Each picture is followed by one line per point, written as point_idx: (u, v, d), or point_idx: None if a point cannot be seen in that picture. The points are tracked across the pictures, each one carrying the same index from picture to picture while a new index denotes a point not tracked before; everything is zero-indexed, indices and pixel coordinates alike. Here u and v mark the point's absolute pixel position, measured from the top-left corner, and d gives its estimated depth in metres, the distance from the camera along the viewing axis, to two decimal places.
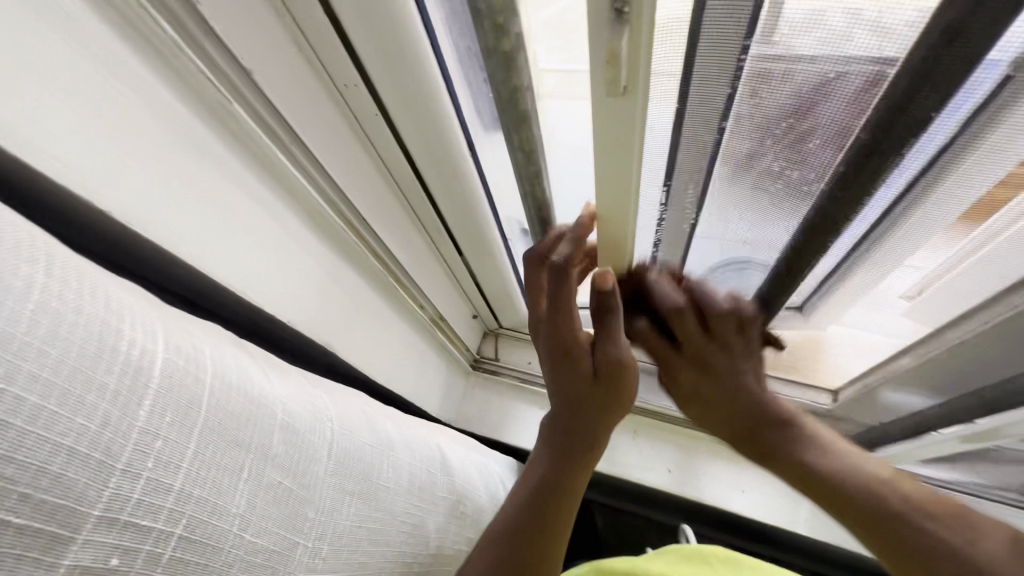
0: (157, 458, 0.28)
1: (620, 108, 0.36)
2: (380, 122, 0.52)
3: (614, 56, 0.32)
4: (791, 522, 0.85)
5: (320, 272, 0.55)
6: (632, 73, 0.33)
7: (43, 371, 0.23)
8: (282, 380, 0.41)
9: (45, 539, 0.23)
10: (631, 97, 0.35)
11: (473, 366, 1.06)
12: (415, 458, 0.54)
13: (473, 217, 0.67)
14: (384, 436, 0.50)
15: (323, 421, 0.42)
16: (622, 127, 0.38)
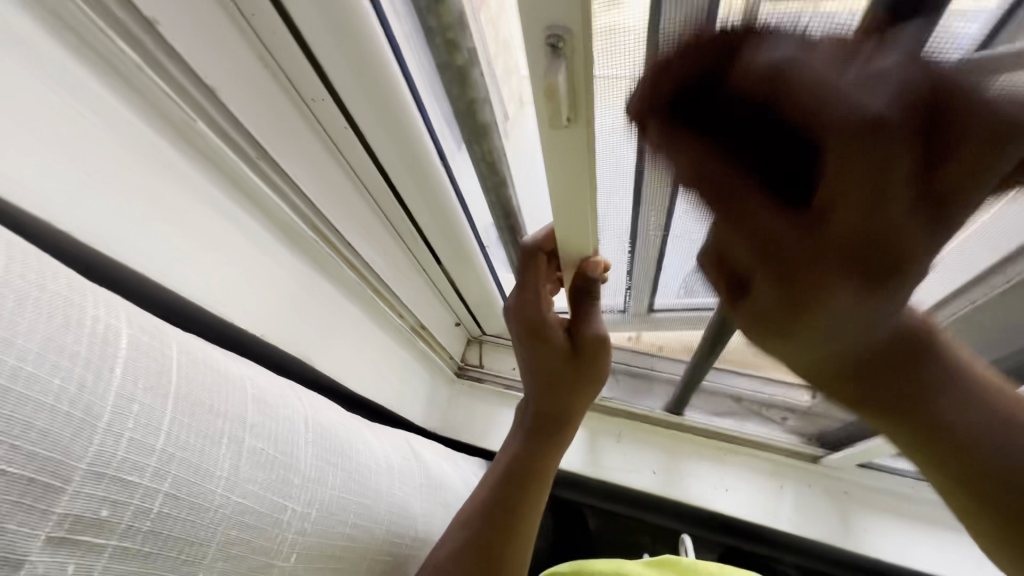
0: (136, 420, 0.26)
1: (566, 143, 0.35)
2: (352, 136, 0.52)
3: (552, 90, 0.31)
4: (775, 519, 0.87)
5: (296, 286, 0.55)
6: (574, 106, 0.33)
7: (17, 336, 0.22)
8: (260, 375, 0.40)
9: (36, 488, 0.22)
10: (576, 130, 0.34)
11: (457, 373, 1.06)
12: (396, 462, 0.54)
13: (450, 225, 0.67)
14: (365, 439, 0.50)
15: (304, 415, 0.41)
16: (571, 163, 0.37)
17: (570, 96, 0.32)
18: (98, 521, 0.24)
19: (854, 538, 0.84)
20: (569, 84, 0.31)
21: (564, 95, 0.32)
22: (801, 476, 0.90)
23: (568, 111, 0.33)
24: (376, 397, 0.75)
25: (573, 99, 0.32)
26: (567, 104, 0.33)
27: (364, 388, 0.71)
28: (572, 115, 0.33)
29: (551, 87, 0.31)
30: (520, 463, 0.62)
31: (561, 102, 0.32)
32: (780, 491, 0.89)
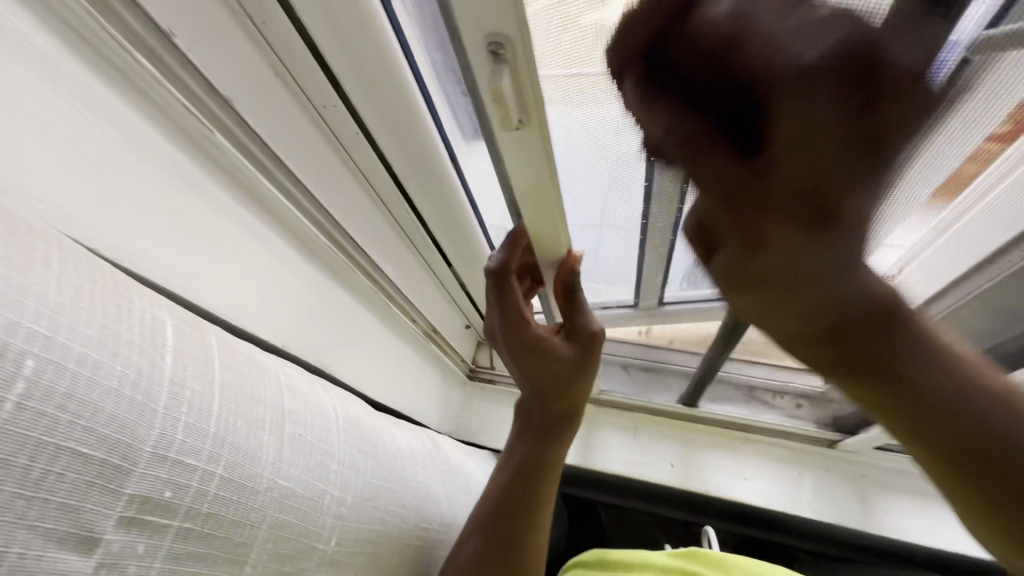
0: (190, 404, 0.27)
1: (524, 144, 0.36)
2: (363, 142, 0.53)
3: (500, 95, 0.32)
4: (796, 505, 0.87)
5: (310, 292, 0.55)
6: (522, 107, 0.34)
7: (79, 325, 0.23)
8: (292, 371, 0.40)
9: (109, 469, 0.23)
10: (530, 131, 0.35)
11: (469, 375, 1.06)
12: (423, 458, 0.54)
13: (460, 225, 0.68)
14: (392, 435, 0.50)
15: (333, 406, 0.41)
16: (532, 162, 0.38)
17: (520, 103, 0.33)
18: (163, 502, 0.25)
19: (877, 522, 0.83)
20: (520, 90, 0.33)
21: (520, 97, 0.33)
22: (818, 462, 0.90)
23: (519, 115, 0.34)
24: (392, 400, 0.76)
25: (523, 104, 0.33)
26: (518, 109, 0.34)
27: (381, 391, 0.72)
28: (523, 117, 0.34)
29: (498, 93, 0.32)
30: (522, 467, 0.60)
31: (512, 107, 0.33)
32: (799, 478, 0.89)
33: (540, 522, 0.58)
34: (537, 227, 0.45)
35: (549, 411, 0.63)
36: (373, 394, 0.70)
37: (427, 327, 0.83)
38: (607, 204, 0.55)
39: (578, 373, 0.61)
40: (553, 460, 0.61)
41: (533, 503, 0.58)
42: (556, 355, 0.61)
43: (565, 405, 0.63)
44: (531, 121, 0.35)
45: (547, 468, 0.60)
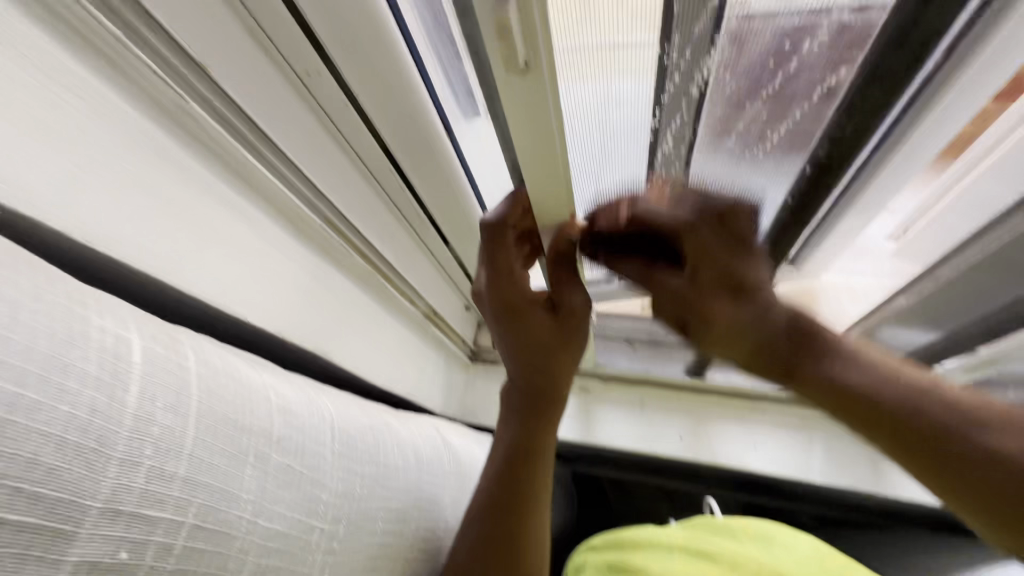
0: (156, 445, 0.24)
1: (526, 91, 0.32)
2: (352, 115, 0.49)
3: (505, 30, 0.28)
4: (806, 472, 0.86)
5: (307, 275, 0.52)
6: (531, 48, 0.29)
7: (16, 361, 0.20)
8: (283, 378, 0.37)
9: (46, 535, 0.20)
10: (535, 77, 0.31)
11: (471, 357, 1.04)
12: (426, 450, 0.52)
13: (457, 199, 0.64)
14: (395, 430, 0.47)
15: (323, 410, 0.37)
16: (533, 111, 0.34)
17: (528, 44, 0.29)
18: (118, 565, 0.22)
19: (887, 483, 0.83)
20: (526, 32, 0.29)
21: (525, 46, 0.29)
22: (828, 427, 0.89)
23: (526, 58, 0.30)
24: (396, 386, 0.74)
25: (532, 46, 0.29)
26: (524, 51, 0.30)
27: (382, 380, 0.69)
28: (530, 60, 0.30)
29: (502, 27, 0.28)
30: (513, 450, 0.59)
31: (518, 49, 0.29)
32: (808, 447, 0.88)
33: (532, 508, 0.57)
34: (541, 189, 0.42)
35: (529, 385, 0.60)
36: (374, 382, 0.68)
37: (427, 309, 0.80)
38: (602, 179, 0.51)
39: (566, 347, 0.59)
40: (544, 440, 0.60)
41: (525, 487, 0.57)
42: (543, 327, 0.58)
43: (546, 377, 0.60)
44: (538, 70, 0.31)
45: (537, 450, 0.59)
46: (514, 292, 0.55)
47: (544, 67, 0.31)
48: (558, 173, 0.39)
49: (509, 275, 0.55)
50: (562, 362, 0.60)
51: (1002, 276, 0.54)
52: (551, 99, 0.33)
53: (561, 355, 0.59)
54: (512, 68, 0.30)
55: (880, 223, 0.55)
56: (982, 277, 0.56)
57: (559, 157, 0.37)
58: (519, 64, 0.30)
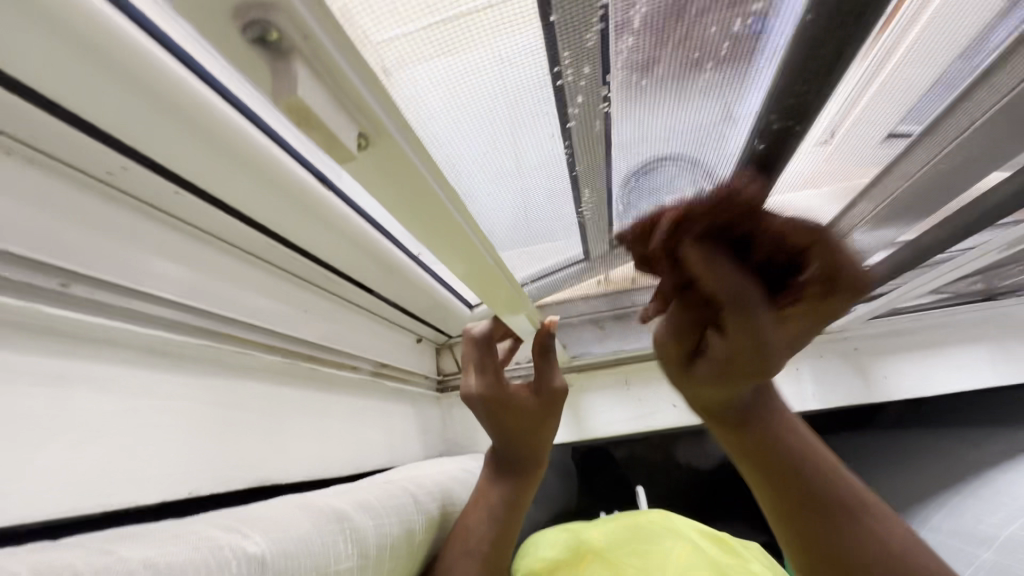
0: None
1: (380, 165, 0.24)
2: (188, 199, 0.39)
3: (308, 116, 0.19)
4: (803, 401, 0.85)
5: (204, 404, 0.42)
6: (362, 115, 0.21)
7: None
8: (147, 540, 0.27)
9: None
10: (385, 145, 0.23)
11: (439, 389, 0.97)
12: (396, 529, 0.46)
13: (363, 246, 0.54)
14: (349, 518, 0.40)
15: (243, 548, 0.30)
16: (404, 181, 0.25)
17: (355, 109, 0.20)
18: None
19: (879, 387, 0.83)
20: (342, 96, 0.20)
21: (348, 118, 0.20)
22: (811, 350, 0.87)
23: (357, 127, 0.21)
24: (366, 462, 0.66)
25: (362, 110, 0.21)
26: (352, 122, 0.21)
27: (349, 466, 0.61)
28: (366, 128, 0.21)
29: (306, 116, 0.19)
30: (487, 506, 0.63)
31: (343, 131, 0.20)
32: (798, 372, 0.87)
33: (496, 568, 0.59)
34: (448, 253, 0.35)
35: (510, 449, 0.66)
36: (341, 471, 0.60)
37: (375, 367, 0.71)
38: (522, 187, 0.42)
39: (541, 430, 0.67)
40: (522, 500, 0.66)
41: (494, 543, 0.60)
42: (523, 408, 0.65)
43: (525, 444, 0.66)
44: (385, 135, 0.22)
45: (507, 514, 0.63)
46: (503, 392, 0.64)
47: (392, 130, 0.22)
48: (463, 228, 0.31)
49: (497, 379, 0.64)
50: (538, 434, 0.66)
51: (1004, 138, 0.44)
52: (417, 158, 0.24)
53: (537, 437, 0.66)
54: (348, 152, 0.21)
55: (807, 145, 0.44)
56: (957, 160, 0.47)
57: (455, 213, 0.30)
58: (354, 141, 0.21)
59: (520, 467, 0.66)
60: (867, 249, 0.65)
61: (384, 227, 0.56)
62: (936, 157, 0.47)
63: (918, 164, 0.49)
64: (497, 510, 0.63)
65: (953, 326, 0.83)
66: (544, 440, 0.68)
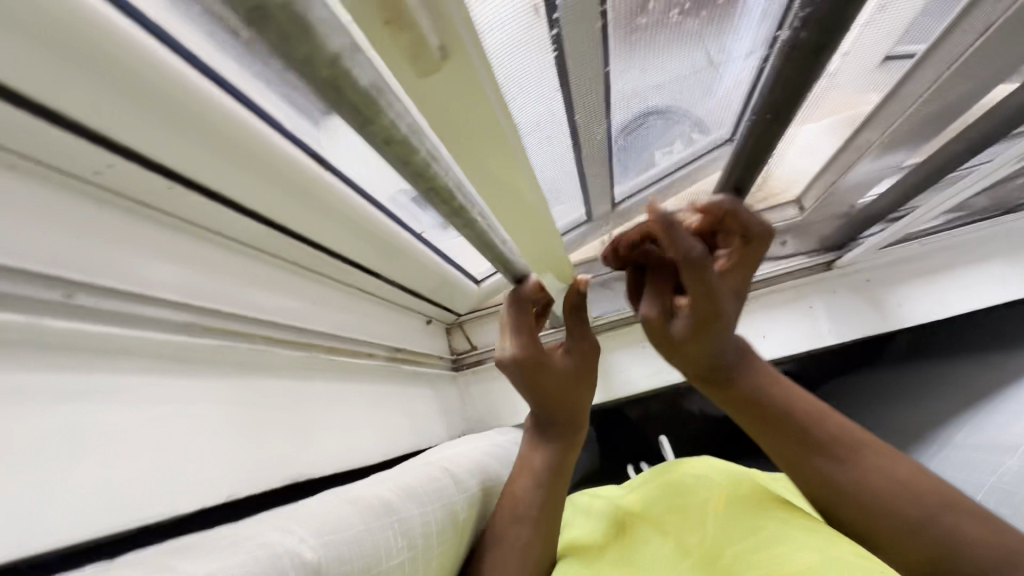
0: None
1: (455, 81, 0.26)
2: (185, 195, 0.37)
3: (398, 11, 0.21)
4: (819, 338, 0.85)
5: (226, 408, 0.40)
6: (443, 26, 0.23)
7: None
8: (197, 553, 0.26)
9: None
10: (459, 57, 0.25)
11: (455, 368, 0.96)
12: (440, 513, 0.45)
13: (367, 228, 0.53)
14: (396, 508, 0.39)
15: (299, 553, 0.29)
16: (468, 100, 0.28)
17: (442, 17, 0.23)
18: None
19: (894, 316, 0.82)
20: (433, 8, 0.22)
21: (436, 27, 0.23)
22: (824, 287, 0.86)
23: (440, 41, 0.24)
24: (395, 447, 0.65)
25: (447, 21, 0.23)
26: (436, 30, 0.23)
27: (381, 454, 0.61)
28: (446, 41, 0.24)
29: (397, 9, 0.21)
30: (534, 471, 0.62)
31: (430, 35, 0.23)
32: (813, 310, 0.86)
33: (548, 534, 0.58)
34: (495, 184, 0.35)
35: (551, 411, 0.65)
36: (373, 461, 0.59)
37: (391, 352, 0.70)
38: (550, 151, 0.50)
39: (579, 389, 0.67)
40: (567, 463, 0.64)
41: (545, 510, 0.59)
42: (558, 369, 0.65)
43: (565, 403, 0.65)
44: (457, 49, 0.25)
45: (554, 474, 0.62)
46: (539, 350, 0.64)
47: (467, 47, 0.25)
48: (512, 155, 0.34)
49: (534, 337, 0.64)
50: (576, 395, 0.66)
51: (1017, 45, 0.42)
52: (484, 76, 0.27)
53: (576, 396, 0.66)
54: (433, 59, 0.24)
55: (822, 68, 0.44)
56: (960, 80, 0.47)
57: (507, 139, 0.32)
58: (438, 50, 0.24)
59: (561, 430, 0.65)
60: (872, 177, 0.65)
61: (386, 206, 0.54)
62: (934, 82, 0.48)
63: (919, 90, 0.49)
64: (544, 472, 0.62)
65: (967, 248, 0.82)
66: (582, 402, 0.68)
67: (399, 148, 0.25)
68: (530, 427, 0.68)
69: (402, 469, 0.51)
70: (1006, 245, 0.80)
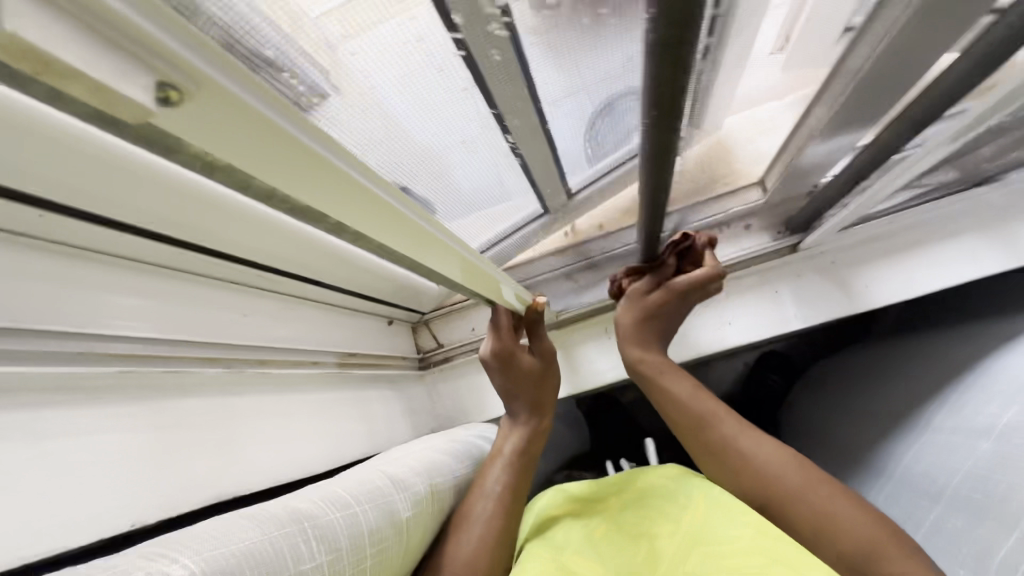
0: None
1: (210, 116, 0.20)
2: (57, 221, 0.36)
3: (42, 60, 0.15)
4: (784, 323, 0.83)
5: (124, 436, 0.39)
6: (173, 63, 0.18)
7: None
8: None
9: None
10: (207, 95, 0.19)
11: (423, 366, 0.96)
12: (377, 516, 0.45)
13: (290, 238, 0.52)
14: (308, 515, 0.39)
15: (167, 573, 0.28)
16: (265, 134, 0.22)
17: (153, 54, 0.17)
18: None
19: (860, 298, 0.80)
20: (121, 40, 0.16)
21: (133, 65, 0.17)
22: (788, 272, 0.84)
23: (160, 78, 0.18)
24: (347, 452, 0.65)
25: (166, 57, 0.18)
26: (145, 70, 0.17)
27: (328, 463, 0.60)
28: (176, 78, 0.18)
29: (33, 58, 0.15)
30: (504, 455, 0.68)
31: (125, 83, 0.17)
32: (778, 295, 0.84)
33: (512, 510, 0.62)
34: (383, 224, 0.33)
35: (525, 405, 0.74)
36: (317, 471, 0.59)
37: (339, 359, 0.70)
38: (473, 163, 0.49)
39: (542, 387, 0.76)
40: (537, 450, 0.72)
41: (509, 488, 0.64)
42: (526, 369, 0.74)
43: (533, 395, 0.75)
44: (205, 87, 0.19)
45: (522, 455, 0.68)
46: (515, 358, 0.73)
47: (217, 79, 0.19)
48: (365, 186, 0.29)
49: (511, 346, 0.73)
50: (541, 389, 0.75)
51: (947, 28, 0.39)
52: (259, 101, 0.21)
53: (539, 393, 0.75)
54: (145, 109, 0.18)
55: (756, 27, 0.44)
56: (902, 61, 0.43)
57: (354, 170, 0.28)
58: (153, 96, 0.18)
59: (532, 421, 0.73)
60: (831, 156, 0.62)
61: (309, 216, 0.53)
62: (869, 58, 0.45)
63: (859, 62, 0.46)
64: (520, 457, 0.68)
65: (934, 225, 0.79)
66: (545, 397, 0.76)
67: (231, 171, 0.24)
68: (503, 421, 0.75)
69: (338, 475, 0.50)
70: (974, 220, 0.77)
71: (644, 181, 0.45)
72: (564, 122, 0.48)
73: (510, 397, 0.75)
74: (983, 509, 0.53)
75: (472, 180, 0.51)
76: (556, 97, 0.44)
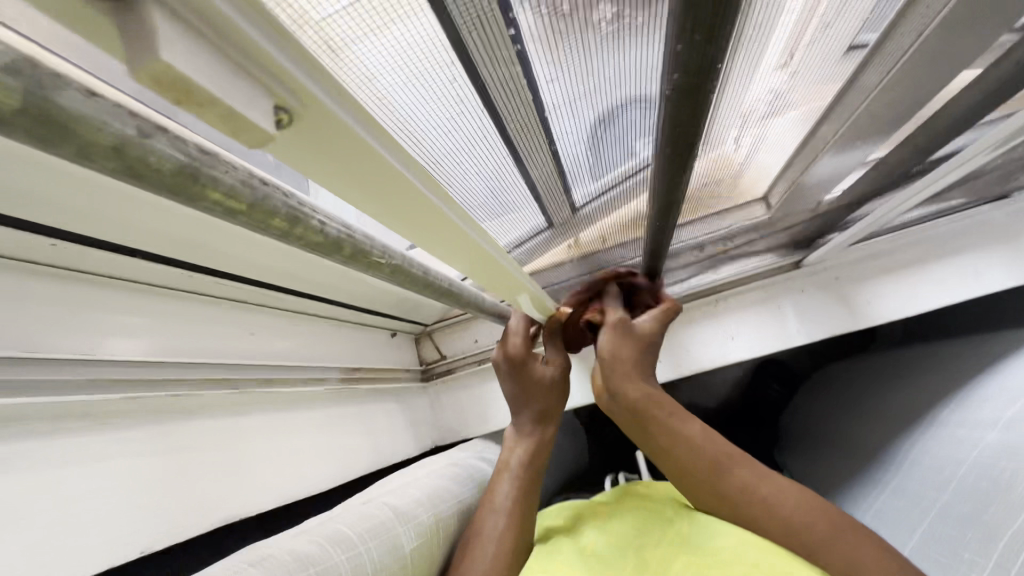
0: None
1: (300, 143, 0.21)
2: (70, 248, 0.37)
3: (178, 87, 0.16)
4: (787, 338, 0.84)
5: (138, 469, 0.40)
6: (293, 88, 0.19)
7: None
8: None
9: None
10: (314, 115, 0.20)
11: (424, 377, 0.96)
12: (379, 552, 0.45)
13: (300, 257, 0.52)
14: (314, 560, 0.39)
15: None
16: (358, 156, 0.23)
17: (276, 78, 0.18)
18: None
19: (864, 315, 0.80)
20: (245, 61, 0.17)
21: (257, 91, 0.18)
22: (792, 287, 0.85)
23: (275, 101, 0.19)
24: (351, 468, 0.65)
25: (286, 81, 0.19)
26: (266, 94, 0.18)
27: (332, 482, 0.60)
28: (290, 102, 0.19)
29: (180, 88, 0.16)
30: (512, 468, 0.67)
31: (251, 109, 0.18)
32: (783, 311, 0.84)
33: (525, 523, 0.62)
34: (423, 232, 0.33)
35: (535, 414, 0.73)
36: (322, 489, 0.59)
37: (345, 374, 0.70)
38: (487, 177, 0.49)
39: (550, 396, 0.75)
40: (543, 462, 0.70)
41: (518, 503, 0.63)
42: (540, 377, 0.74)
43: (543, 403, 0.74)
44: (312, 108, 0.20)
45: (529, 468, 0.68)
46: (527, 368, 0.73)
47: (325, 100, 0.20)
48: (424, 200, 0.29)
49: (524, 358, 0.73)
50: (552, 397, 0.75)
51: (960, 42, 0.40)
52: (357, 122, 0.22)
53: (547, 402, 0.74)
54: (267, 132, 0.19)
55: (764, 63, 0.42)
56: (910, 79, 0.44)
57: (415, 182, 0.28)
58: (273, 118, 0.19)
59: (542, 430, 0.73)
60: (838, 175, 0.62)
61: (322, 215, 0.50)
62: (879, 83, 0.46)
63: (870, 86, 0.47)
64: (526, 467, 0.68)
65: (937, 242, 0.79)
66: (557, 407, 0.75)
67: (253, 214, 0.24)
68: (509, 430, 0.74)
69: (340, 506, 0.50)
70: (980, 238, 0.78)
71: (652, 212, 0.46)
72: (577, 145, 0.49)
73: (519, 405, 0.74)
74: (974, 521, 0.53)
75: (486, 191, 0.52)
76: (567, 119, 0.45)
